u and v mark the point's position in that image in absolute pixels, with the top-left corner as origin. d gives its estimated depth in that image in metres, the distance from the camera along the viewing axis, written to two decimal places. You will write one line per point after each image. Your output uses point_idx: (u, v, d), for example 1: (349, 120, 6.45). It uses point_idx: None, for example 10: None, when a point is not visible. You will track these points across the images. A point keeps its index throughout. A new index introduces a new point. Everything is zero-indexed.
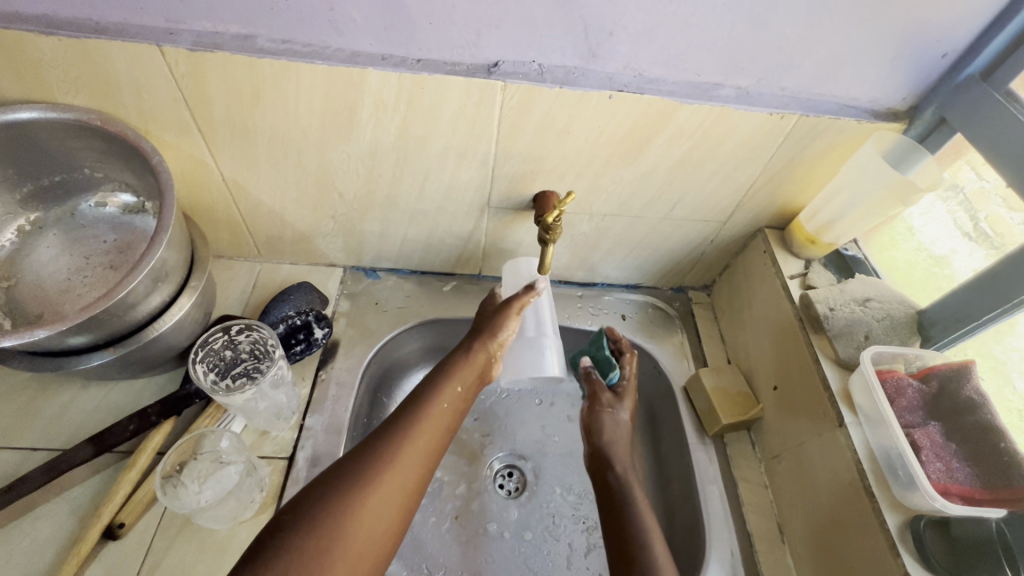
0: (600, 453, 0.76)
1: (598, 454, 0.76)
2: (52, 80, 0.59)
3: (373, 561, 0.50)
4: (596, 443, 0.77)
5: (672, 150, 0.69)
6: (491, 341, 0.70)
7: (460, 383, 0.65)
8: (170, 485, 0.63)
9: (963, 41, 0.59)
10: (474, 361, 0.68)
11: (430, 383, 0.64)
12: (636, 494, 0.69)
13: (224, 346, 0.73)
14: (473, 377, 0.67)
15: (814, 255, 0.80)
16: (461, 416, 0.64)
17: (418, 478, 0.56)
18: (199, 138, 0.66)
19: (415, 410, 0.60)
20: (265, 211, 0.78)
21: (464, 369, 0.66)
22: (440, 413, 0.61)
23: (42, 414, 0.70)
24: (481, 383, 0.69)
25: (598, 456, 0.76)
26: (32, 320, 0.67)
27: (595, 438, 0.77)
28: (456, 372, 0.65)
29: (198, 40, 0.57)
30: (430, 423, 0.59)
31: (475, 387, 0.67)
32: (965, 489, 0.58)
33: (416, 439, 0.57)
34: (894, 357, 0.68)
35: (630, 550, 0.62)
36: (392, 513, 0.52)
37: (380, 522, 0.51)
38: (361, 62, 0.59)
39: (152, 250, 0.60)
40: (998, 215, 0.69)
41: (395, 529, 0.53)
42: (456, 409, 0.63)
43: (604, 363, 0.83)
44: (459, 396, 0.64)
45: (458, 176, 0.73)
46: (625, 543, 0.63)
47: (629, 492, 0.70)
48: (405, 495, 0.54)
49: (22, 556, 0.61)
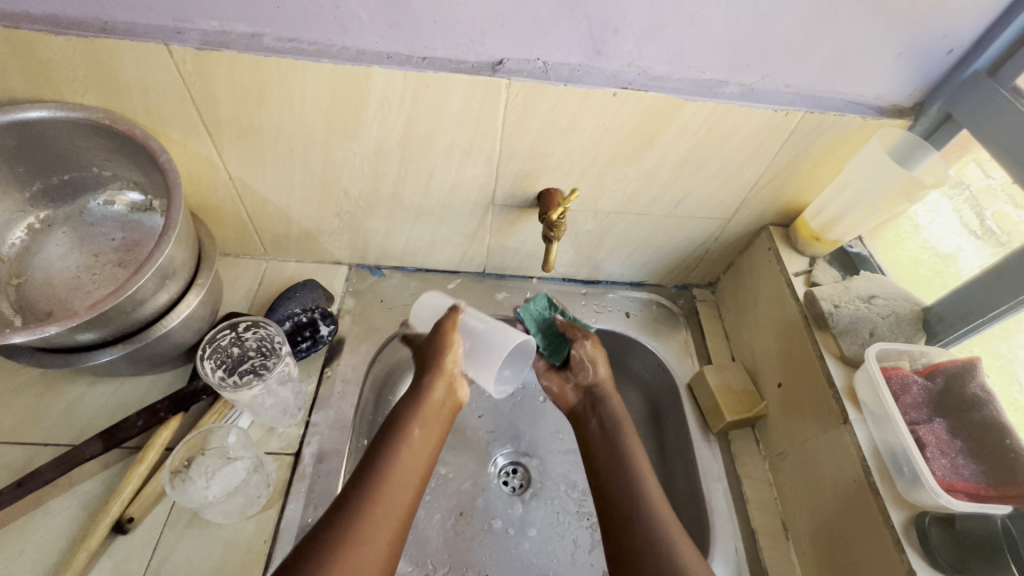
0: (599, 389, 0.76)
1: (600, 388, 0.76)
2: (62, 80, 0.60)
3: None
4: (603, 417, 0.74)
5: (676, 147, 0.69)
6: (444, 362, 0.68)
7: (416, 428, 0.63)
8: (178, 479, 0.64)
9: (969, 37, 0.59)
10: (429, 400, 0.66)
11: (382, 446, 0.60)
12: (629, 429, 0.71)
13: (232, 343, 0.74)
14: (431, 417, 0.65)
15: (819, 252, 0.80)
16: (431, 457, 0.63)
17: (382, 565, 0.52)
18: (206, 136, 0.67)
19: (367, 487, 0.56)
20: (271, 209, 0.79)
21: (416, 414, 0.64)
22: (411, 457, 0.60)
23: (51, 410, 0.71)
24: (451, 411, 0.68)
25: (598, 392, 0.76)
26: (42, 318, 0.68)
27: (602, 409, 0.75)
28: (422, 414, 0.65)
29: (205, 39, 0.57)
30: (385, 499, 0.56)
31: (436, 420, 0.65)
32: (970, 486, 0.58)
33: (389, 486, 0.57)
34: (899, 354, 0.68)
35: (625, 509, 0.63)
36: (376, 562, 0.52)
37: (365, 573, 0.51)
38: (366, 60, 0.59)
39: (160, 247, 0.60)
40: (1005, 213, 0.69)
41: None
42: (417, 457, 0.61)
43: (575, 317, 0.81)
44: (418, 443, 0.62)
45: (463, 174, 0.73)
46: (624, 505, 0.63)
47: (622, 429, 0.71)
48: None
49: (33, 549, 0.62)
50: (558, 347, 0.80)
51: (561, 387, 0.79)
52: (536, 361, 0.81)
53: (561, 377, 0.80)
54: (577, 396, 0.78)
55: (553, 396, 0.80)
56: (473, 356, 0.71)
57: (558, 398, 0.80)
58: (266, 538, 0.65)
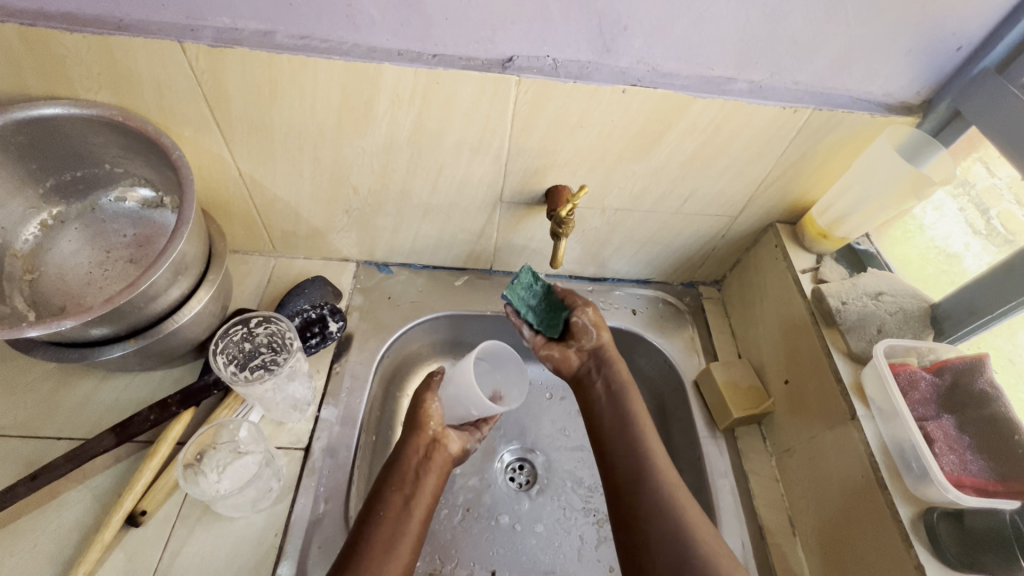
0: (605, 352, 0.75)
1: (605, 351, 0.76)
2: (76, 76, 0.60)
3: None
4: (610, 380, 0.73)
5: (684, 145, 0.70)
6: (423, 420, 0.69)
7: (398, 490, 0.64)
8: (190, 473, 0.64)
9: (979, 33, 0.59)
10: (408, 458, 0.67)
11: (368, 512, 0.62)
12: (634, 393, 0.72)
13: (243, 338, 0.74)
14: (412, 474, 0.66)
15: (825, 250, 0.80)
16: (421, 512, 0.63)
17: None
18: (218, 134, 0.67)
19: (354, 559, 0.57)
20: (281, 206, 0.79)
21: (395, 475, 0.65)
22: (397, 513, 0.62)
23: (64, 405, 0.72)
24: (440, 466, 0.67)
25: (604, 354, 0.75)
26: (55, 313, 0.69)
27: (608, 374, 0.74)
28: (403, 469, 0.66)
29: (218, 37, 0.58)
30: (373, 566, 0.57)
31: (419, 476, 0.66)
32: (978, 481, 0.59)
33: (379, 544, 0.59)
34: (907, 350, 0.69)
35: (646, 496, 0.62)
36: None
37: None
38: (377, 57, 0.60)
39: (173, 243, 0.61)
40: (1010, 213, 0.71)
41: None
42: (401, 517, 0.61)
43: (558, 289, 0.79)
44: (401, 504, 0.63)
45: (471, 171, 0.73)
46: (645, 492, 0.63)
47: (629, 393, 0.72)
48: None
49: (47, 541, 0.62)
50: (551, 318, 0.78)
51: (564, 353, 0.77)
52: (531, 337, 0.78)
53: (562, 344, 0.77)
54: (580, 360, 0.77)
55: (554, 364, 0.77)
56: (465, 401, 0.71)
57: (561, 363, 0.77)
58: (277, 532, 0.65)
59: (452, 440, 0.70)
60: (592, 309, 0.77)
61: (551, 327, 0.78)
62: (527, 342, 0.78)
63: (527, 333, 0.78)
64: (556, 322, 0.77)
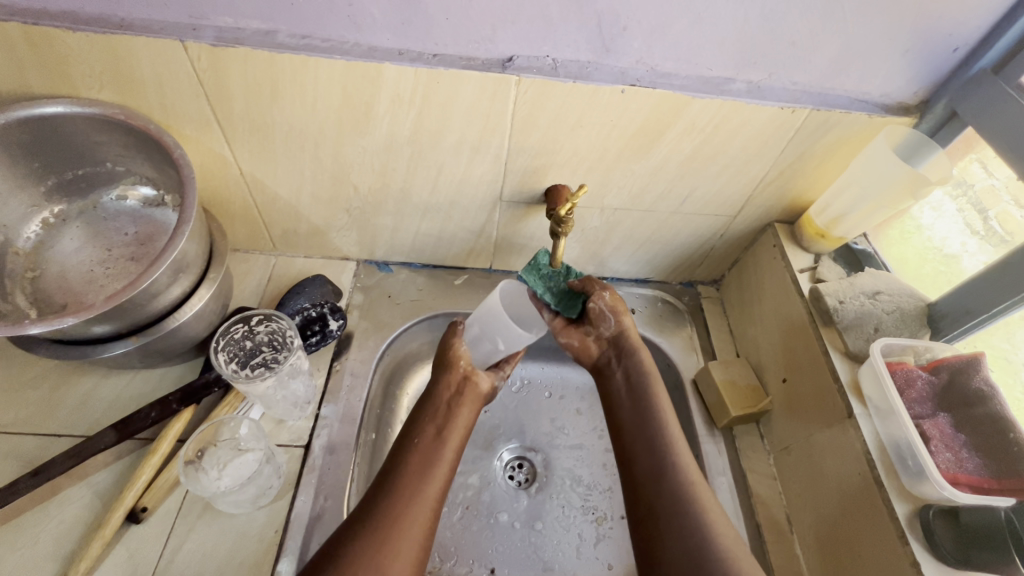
0: (624, 339, 0.75)
1: (624, 339, 0.75)
2: (79, 75, 0.61)
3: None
4: (628, 367, 0.73)
5: (682, 145, 0.70)
6: (455, 359, 0.71)
7: (430, 422, 0.66)
8: (191, 469, 0.66)
9: (975, 35, 0.60)
10: (439, 393, 0.68)
11: (402, 441, 0.64)
12: (653, 379, 0.70)
13: (244, 337, 0.75)
14: (443, 408, 0.67)
15: (823, 249, 0.80)
16: (454, 441, 0.64)
17: (419, 546, 0.55)
18: (219, 132, 0.68)
19: (389, 478, 0.59)
20: (282, 205, 0.80)
21: (427, 407, 0.67)
22: (430, 439, 0.64)
23: (65, 402, 0.72)
24: (473, 402, 0.69)
25: (621, 342, 0.75)
26: (57, 310, 0.69)
27: (628, 361, 0.73)
28: (437, 401, 0.68)
29: (220, 36, 0.58)
30: (411, 482, 0.59)
31: (450, 409, 0.67)
32: (974, 479, 0.59)
33: (412, 465, 0.61)
34: (903, 349, 0.69)
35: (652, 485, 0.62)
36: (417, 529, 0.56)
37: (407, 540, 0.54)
38: (378, 57, 0.60)
39: (174, 241, 0.61)
40: (1008, 213, 0.71)
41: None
42: (433, 446, 0.63)
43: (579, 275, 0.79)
44: (432, 432, 0.64)
45: (470, 171, 0.74)
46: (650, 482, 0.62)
47: (648, 381, 0.70)
48: (411, 566, 0.54)
49: (48, 538, 0.63)
50: (570, 301, 0.77)
51: (582, 340, 0.77)
52: (551, 320, 0.78)
53: (580, 331, 0.77)
54: (599, 348, 0.77)
55: (573, 351, 0.78)
56: (491, 333, 0.72)
57: (580, 352, 0.78)
58: (277, 529, 0.66)
59: (482, 378, 0.70)
60: (609, 294, 0.76)
61: (569, 310, 0.77)
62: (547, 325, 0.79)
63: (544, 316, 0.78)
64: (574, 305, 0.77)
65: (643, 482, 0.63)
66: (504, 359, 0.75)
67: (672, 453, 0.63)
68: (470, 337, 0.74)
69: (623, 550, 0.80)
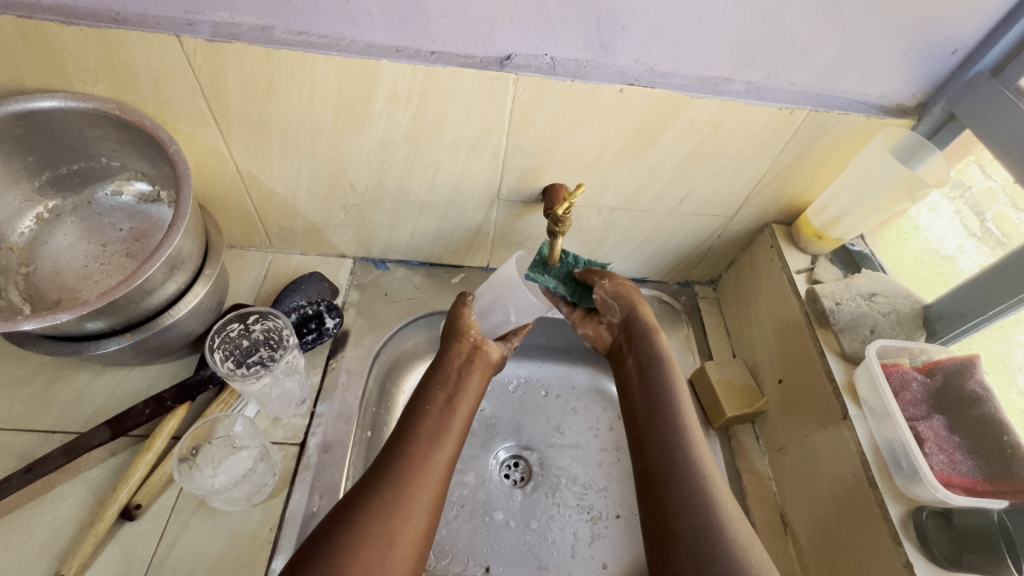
0: (631, 324, 0.72)
1: (631, 323, 0.72)
2: (74, 69, 0.60)
3: (425, 534, 0.54)
4: (638, 352, 0.71)
5: (680, 145, 0.70)
6: (466, 330, 0.72)
7: (441, 389, 0.65)
8: (186, 466, 0.66)
9: (974, 37, 0.60)
10: (450, 360, 0.68)
11: (413, 408, 0.64)
12: (664, 361, 0.68)
13: (240, 335, 0.75)
14: (454, 374, 0.67)
15: (819, 251, 0.81)
16: (465, 409, 0.64)
17: (429, 512, 0.55)
18: (216, 129, 0.67)
19: (401, 443, 0.59)
20: (278, 202, 0.79)
21: (438, 375, 0.67)
22: (436, 407, 0.63)
23: (60, 397, 0.72)
24: (484, 370, 0.69)
25: (629, 326, 0.72)
26: (51, 305, 0.69)
27: (637, 346, 0.71)
28: (447, 370, 0.67)
29: (216, 31, 0.58)
30: (424, 448, 0.58)
31: (460, 377, 0.67)
32: (967, 481, 0.59)
33: (421, 430, 0.60)
34: (899, 351, 0.69)
35: (648, 473, 0.62)
36: (432, 489, 0.56)
37: (422, 501, 0.55)
38: (375, 53, 0.59)
39: (171, 236, 0.61)
40: (1006, 216, 0.70)
41: (421, 558, 0.54)
42: (444, 414, 0.62)
43: (585, 261, 0.76)
44: (443, 401, 0.64)
45: (468, 169, 0.73)
46: (645, 472, 0.63)
47: (656, 365, 0.68)
48: (420, 533, 0.54)
49: (41, 534, 0.62)
50: (582, 291, 0.75)
51: (596, 329, 0.76)
52: (569, 312, 0.78)
53: (593, 320, 0.77)
54: (612, 334, 0.75)
55: (590, 342, 0.78)
56: (502, 303, 0.73)
57: (595, 341, 0.77)
58: (272, 527, 0.65)
59: (492, 348, 0.72)
60: (610, 281, 0.73)
61: (584, 300, 0.76)
62: (565, 317, 0.79)
63: (563, 308, 0.77)
64: (587, 295, 0.75)
65: (651, 449, 0.63)
66: (512, 331, 0.77)
67: (682, 429, 0.63)
68: (482, 305, 0.76)
69: (618, 548, 0.80)
